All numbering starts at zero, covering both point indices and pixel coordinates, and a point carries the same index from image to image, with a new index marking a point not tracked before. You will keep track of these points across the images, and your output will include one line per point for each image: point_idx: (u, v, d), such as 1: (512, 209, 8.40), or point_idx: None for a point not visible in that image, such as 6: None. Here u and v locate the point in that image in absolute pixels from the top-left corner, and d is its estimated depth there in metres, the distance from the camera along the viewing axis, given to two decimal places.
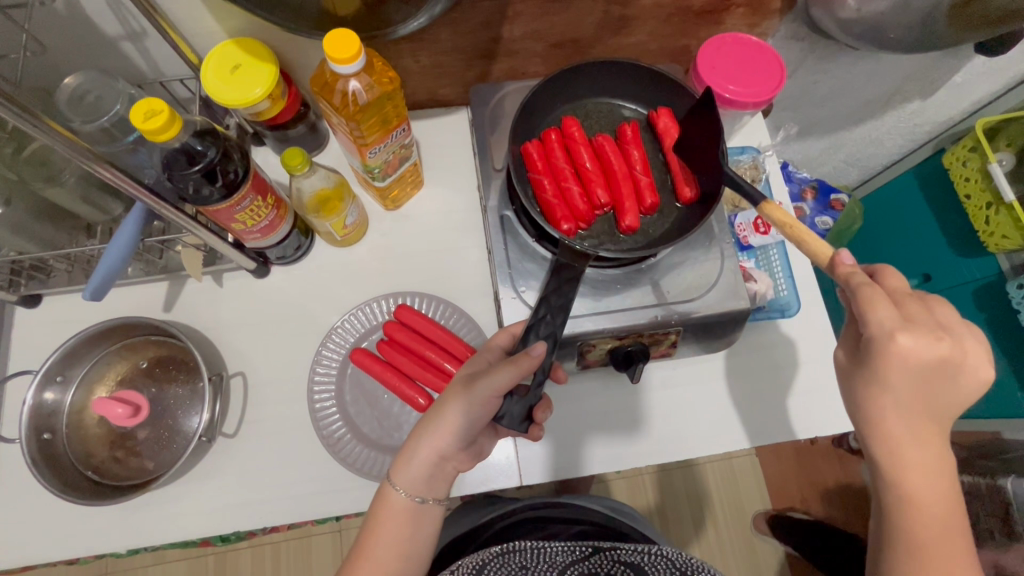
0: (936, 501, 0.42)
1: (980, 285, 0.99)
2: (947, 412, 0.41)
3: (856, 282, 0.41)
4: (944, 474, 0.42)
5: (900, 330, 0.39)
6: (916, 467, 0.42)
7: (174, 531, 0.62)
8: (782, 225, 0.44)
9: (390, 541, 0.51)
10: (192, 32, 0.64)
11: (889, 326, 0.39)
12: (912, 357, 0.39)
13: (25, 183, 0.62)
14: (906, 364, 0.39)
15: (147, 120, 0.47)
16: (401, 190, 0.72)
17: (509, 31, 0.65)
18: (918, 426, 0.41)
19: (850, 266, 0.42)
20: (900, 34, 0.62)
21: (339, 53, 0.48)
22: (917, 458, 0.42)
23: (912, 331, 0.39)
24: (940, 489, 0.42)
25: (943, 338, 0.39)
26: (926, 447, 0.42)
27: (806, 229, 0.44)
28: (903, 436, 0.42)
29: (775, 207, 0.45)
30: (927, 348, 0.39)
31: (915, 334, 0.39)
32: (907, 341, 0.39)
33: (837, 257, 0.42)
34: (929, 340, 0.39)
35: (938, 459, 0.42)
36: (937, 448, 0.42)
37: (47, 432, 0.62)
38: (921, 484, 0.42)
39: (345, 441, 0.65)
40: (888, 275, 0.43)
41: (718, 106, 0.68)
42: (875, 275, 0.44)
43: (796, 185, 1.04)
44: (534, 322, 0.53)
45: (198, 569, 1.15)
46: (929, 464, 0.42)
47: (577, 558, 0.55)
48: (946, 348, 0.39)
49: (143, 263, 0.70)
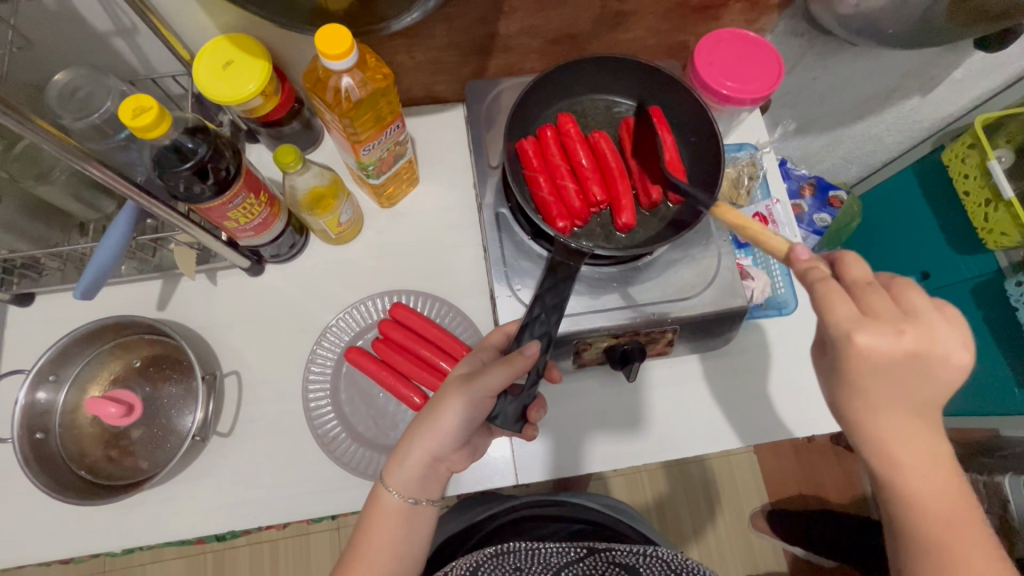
0: (937, 492, 0.42)
1: (978, 281, 0.99)
2: (929, 404, 0.40)
3: (811, 277, 0.41)
4: (940, 465, 0.41)
5: (858, 330, 0.38)
6: (908, 464, 0.41)
7: (169, 530, 0.62)
8: (736, 226, 0.46)
9: (385, 543, 0.50)
10: (184, 28, 0.63)
11: (845, 327, 0.38)
12: (874, 356, 0.38)
13: (15, 180, 0.61)
14: (870, 364, 0.38)
15: (136, 117, 0.47)
16: (396, 187, 0.72)
17: (505, 27, 0.64)
18: (905, 425, 0.41)
19: (806, 261, 0.42)
20: (899, 30, 0.61)
21: (331, 49, 0.48)
22: (909, 457, 0.41)
23: (871, 329, 0.38)
24: (938, 481, 0.42)
25: (906, 331, 0.38)
26: (916, 445, 0.41)
27: (761, 228, 0.45)
28: (892, 438, 0.41)
29: (729, 209, 0.47)
30: (887, 344, 0.38)
31: (873, 332, 0.38)
32: (866, 340, 0.38)
33: (793, 250, 0.43)
34: (891, 336, 0.38)
35: (931, 453, 0.41)
36: (928, 443, 0.41)
37: (40, 432, 0.62)
38: (917, 479, 0.41)
39: (340, 441, 0.64)
40: (850, 265, 0.41)
41: (716, 103, 0.68)
42: (836, 263, 0.43)
43: (794, 181, 1.04)
44: (528, 322, 0.52)
45: (196, 567, 1.15)
46: (922, 461, 0.41)
47: (571, 559, 0.54)
48: (913, 341, 0.38)
49: (136, 261, 0.70)
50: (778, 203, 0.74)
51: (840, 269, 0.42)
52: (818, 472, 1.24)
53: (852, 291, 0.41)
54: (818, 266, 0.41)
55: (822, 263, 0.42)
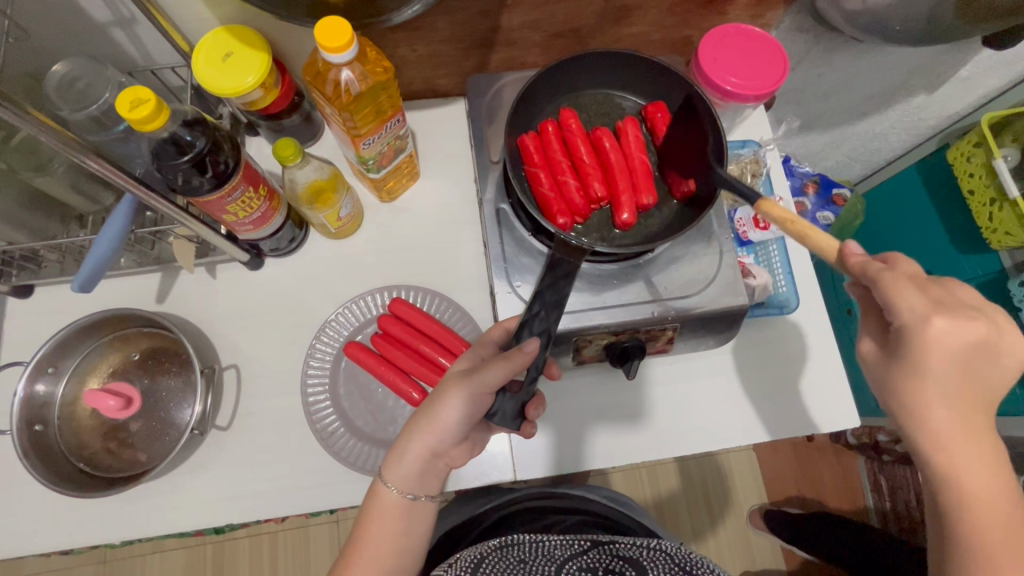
0: (998, 494, 0.39)
1: (982, 281, 0.98)
2: (989, 399, 0.40)
3: (872, 270, 0.40)
4: (997, 466, 0.40)
5: (934, 312, 0.38)
6: (969, 458, 0.39)
7: (168, 522, 0.62)
8: (783, 222, 0.43)
9: (384, 538, 0.50)
10: (183, 19, 0.63)
11: (922, 310, 0.38)
12: (948, 339, 0.37)
13: (13, 171, 0.61)
14: (945, 349, 0.37)
15: (133, 109, 0.46)
16: (397, 181, 0.71)
17: (508, 20, 0.64)
18: (967, 420, 0.39)
19: (860, 257, 0.41)
20: (906, 26, 0.61)
21: (330, 42, 0.47)
22: (969, 451, 0.39)
23: (946, 314, 0.37)
24: (996, 484, 0.40)
25: (977, 318, 0.38)
26: (974, 437, 0.39)
27: (807, 224, 0.42)
28: (954, 432, 0.39)
29: (773, 204, 0.43)
30: (965, 330, 0.37)
31: (950, 317, 0.37)
32: (943, 324, 0.37)
33: (845, 248, 0.41)
34: (966, 321, 0.37)
35: (990, 451, 0.40)
36: (987, 439, 0.40)
37: (39, 423, 0.62)
38: (979, 478, 0.39)
39: (338, 435, 0.64)
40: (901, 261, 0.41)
41: (720, 99, 0.67)
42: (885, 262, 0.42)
43: (797, 179, 1.02)
44: (527, 319, 0.52)
45: (197, 557, 1.16)
46: (981, 458, 0.40)
47: (576, 551, 0.54)
48: (983, 329, 0.38)
49: (135, 254, 0.69)
50: (780, 200, 0.73)
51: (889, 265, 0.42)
52: (816, 470, 1.24)
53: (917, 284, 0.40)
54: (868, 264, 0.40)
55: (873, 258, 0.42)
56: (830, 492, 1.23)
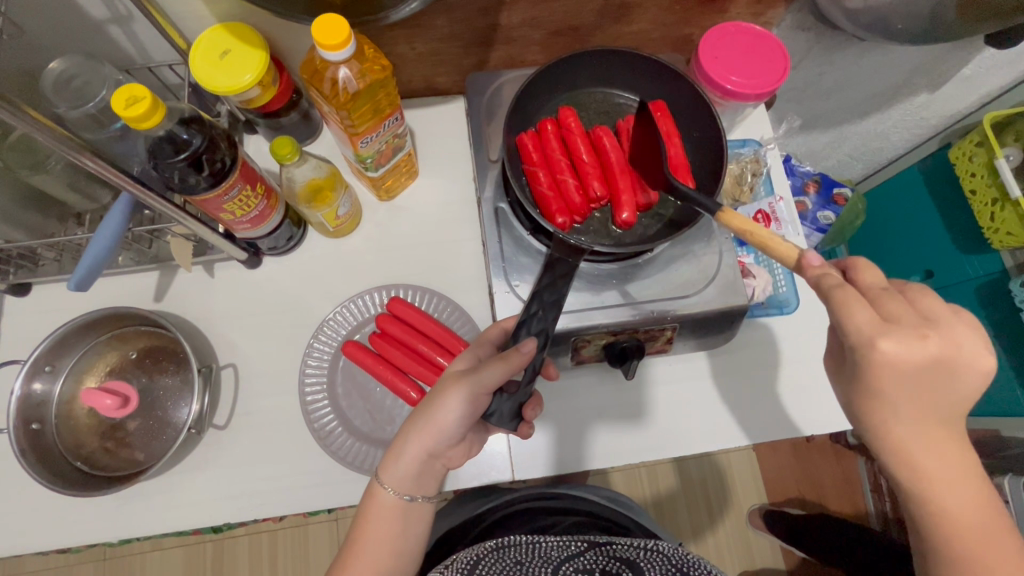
0: (970, 504, 0.39)
1: (984, 281, 0.98)
2: (954, 413, 0.39)
3: (827, 284, 0.38)
4: (967, 478, 0.39)
5: (881, 335, 0.36)
6: (936, 474, 0.39)
7: (165, 521, 0.62)
8: (742, 232, 0.42)
9: (381, 540, 0.50)
10: (181, 16, 0.62)
11: (868, 332, 0.36)
12: (899, 362, 0.36)
13: (10, 169, 0.61)
14: (895, 372, 0.36)
15: (129, 108, 0.46)
16: (396, 180, 0.71)
17: (507, 18, 0.63)
18: (931, 436, 0.39)
19: (818, 267, 0.40)
20: (907, 25, 0.60)
21: (328, 40, 0.47)
22: (936, 466, 0.39)
23: (894, 334, 0.36)
24: (967, 494, 0.39)
25: (929, 335, 0.36)
26: (940, 452, 0.39)
27: (768, 233, 0.41)
28: (918, 448, 0.39)
29: (734, 215, 0.43)
30: (915, 350, 0.36)
31: (897, 338, 0.36)
32: (890, 347, 0.36)
33: (804, 257, 0.40)
34: (915, 341, 0.36)
35: (959, 464, 0.39)
36: (954, 453, 0.39)
37: (36, 422, 0.62)
38: (947, 491, 0.39)
39: (336, 435, 0.64)
40: (861, 272, 0.40)
41: (721, 98, 0.67)
42: (848, 270, 0.41)
43: (798, 178, 1.03)
44: (524, 319, 0.52)
45: (196, 556, 1.16)
46: (950, 473, 0.39)
47: (571, 553, 0.54)
48: (936, 346, 0.36)
49: (133, 252, 0.69)
50: (780, 200, 0.72)
51: (854, 274, 0.40)
52: (816, 470, 1.24)
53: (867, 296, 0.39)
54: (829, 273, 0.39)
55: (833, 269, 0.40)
56: (830, 491, 1.23)
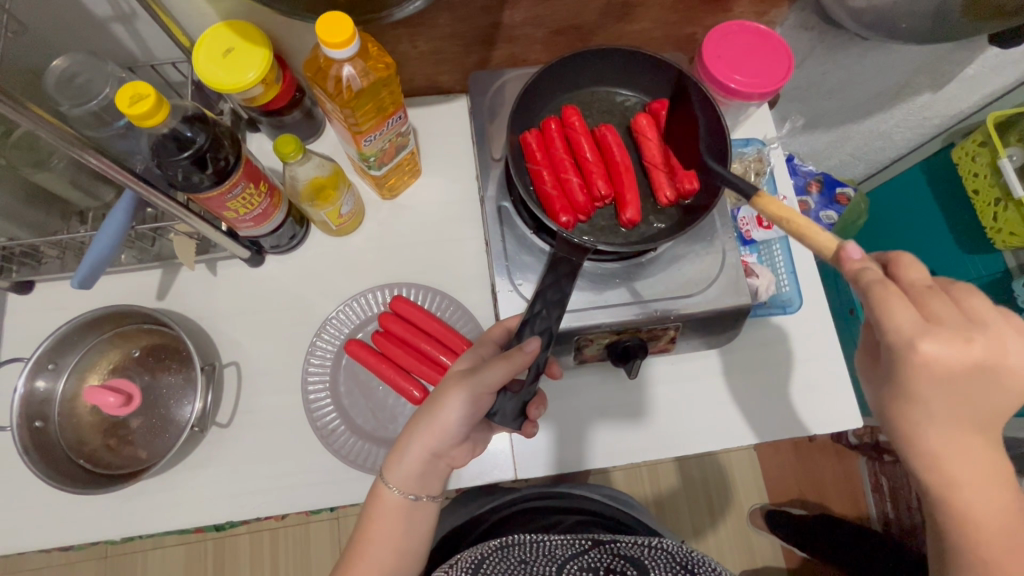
0: (997, 509, 0.39)
1: (985, 281, 0.98)
2: (992, 418, 0.38)
3: (861, 276, 0.38)
4: (996, 485, 0.39)
5: (922, 336, 0.36)
6: (966, 479, 0.39)
7: (168, 519, 0.62)
8: (778, 219, 0.42)
9: (386, 539, 0.50)
10: (183, 14, 0.62)
11: (908, 333, 0.36)
12: (938, 364, 0.36)
13: (13, 167, 0.61)
14: (934, 374, 0.36)
15: (133, 105, 0.46)
16: (399, 178, 0.71)
17: (510, 16, 0.63)
18: (965, 439, 0.38)
19: (858, 262, 0.39)
20: (912, 24, 0.60)
21: (332, 38, 0.47)
22: (967, 471, 0.39)
23: (937, 335, 0.36)
24: (995, 499, 0.39)
25: (974, 339, 0.36)
26: (973, 458, 0.39)
27: (808, 222, 0.41)
28: (949, 450, 0.39)
29: (772, 200, 0.42)
30: (956, 353, 0.36)
31: (940, 340, 0.35)
32: (932, 348, 0.36)
33: (844, 249, 0.39)
34: (958, 344, 0.36)
35: (989, 469, 0.39)
36: (987, 459, 0.39)
37: (39, 420, 0.62)
38: (974, 494, 0.39)
39: (339, 433, 0.64)
40: (905, 269, 0.39)
41: (724, 97, 0.67)
42: (891, 264, 0.40)
43: (801, 178, 1.02)
44: (528, 317, 0.52)
45: (197, 553, 1.16)
46: (982, 478, 0.39)
47: (577, 551, 0.54)
48: (980, 350, 0.36)
49: (136, 250, 0.69)
50: (783, 199, 0.72)
51: (896, 270, 0.40)
52: (817, 470, 1.24)
53: (909, 293, 0.39)
54: (871, 267, 0.38)
55: (874, 263, 0.39)
56: (831, 490, 1.23)
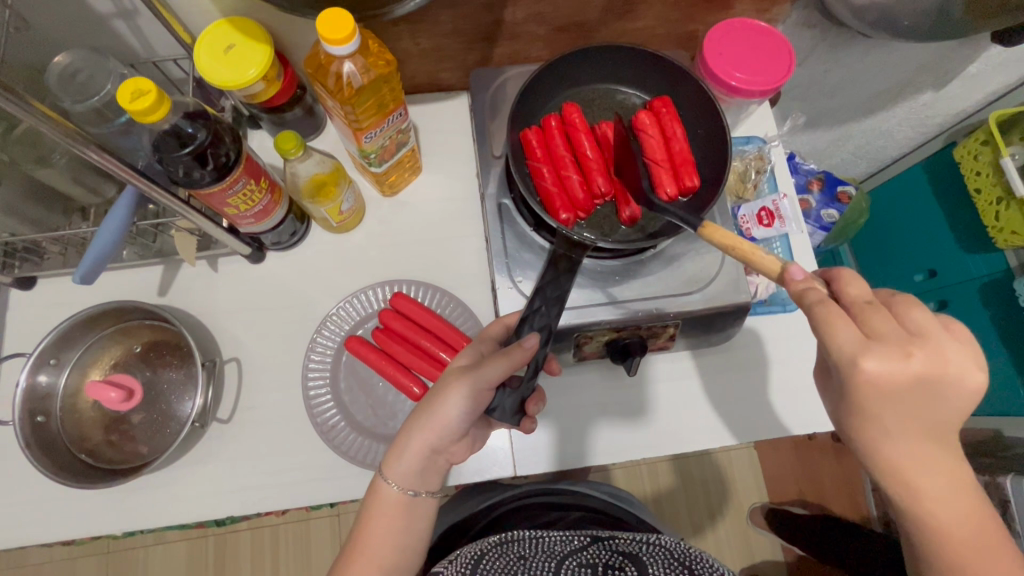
0: (962, 519, 0.38)
1: (987, 281, 0.98)
2: (944, 427, 0.38)
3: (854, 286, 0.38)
4: (961, 495, 0.38)
5: (864, 354, 0.36)
6: (930, 492, 0.38)
7: (169, 514, 0.62)
8: (725, 247, 0.43)
9: (386, 534, 0.50)
10: (186, 10, 0.62)
11: (849, 351, 0.36)
12: (883, 380, 0.36)
13: (16, 164, 0.61)
14: (881, 390, 0.36)
15: (134, 101, 0.46)
16: (399, 176, 0.71)
17: (511, 13, 0.63)
18: (922, 450, 0.38)
19: (801, 281, 0.40)
20: (914, 22, 0.60)
21: (332, 34, 0.47)
22: (930, 484, 0.38)
23: (877, 351, 0.36)
24: (959, 507, 0.38)
25: (914, 353, 0.36)
26: (934, 471, 0.38)
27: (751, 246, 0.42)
28: (908, 464, 0.38)
29: (717, 228, 0.44)
30: (897, 368, 0.36)
31: (882, 356, 0.35)
32: (875, 365, 0.36)
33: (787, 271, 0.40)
34: (898, 359, 0.36)
35: (953, 481, 0.38)
36: (948, 471, 0.38)
37: (41, 415, 0.62)
38: (939, 504, 0.38)
39: (339, 430, 0.64)
40: (846, 285, 0.40)
41: (726, 94, 0.67)
42: (833, 281, 0.41)
43: (802, 176, 1.01)
44: (528, 314, 0.52)
45: (198, 549, 1.17)
46: (945, 490, 0.38)
47: (574, 547, 0.54)
48: (922, 363, 0.36)
49: (138, 247, 0.70)
50: (784, 197, 0.71)
51: (837, 287, 0.40)
52: (817, 469, 1.25)
53: (851, 311, 0.39)
54: (815, 286, 0.39)
55: (818, 282, 0.40)
56: (832, 489, 1.23)
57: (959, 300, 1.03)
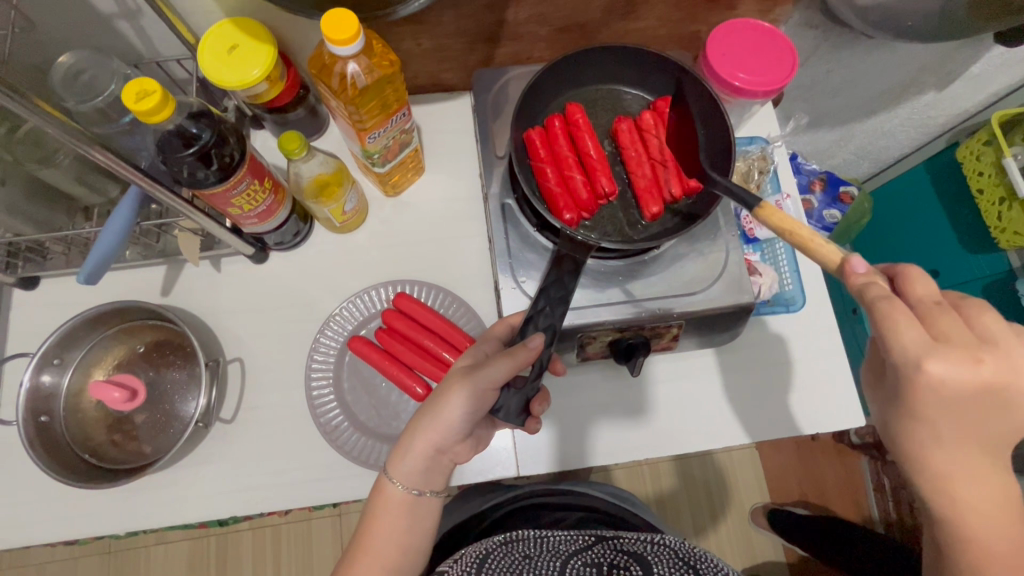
0: (1002, 531, 0.38)
1: (990, 281, 0.98)
2: (999, 439, 0.38)
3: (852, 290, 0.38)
4: (1005, 507, 0.38)
5: (929, 356, 0.35)
6: (975, 502, 0.38)
7: (172, 514, 0.62)
8: (782, 231, 0.42)
9: (390, 534, 0.50)
10: (188, 10, 0.62)
11: (914, 352, 0.36)
12: (946, 385, 0.35)
13: (19, 163, 0.61)
14: (943, 395, 0.36)
15: (139, 101, 0.46)
16: (402, 176, 0.71)
17: (514, 14, 0.63)
18: (972, 459, 0.38)
19: (864, 275, 0.39)
20: (918, 23, 0.60)
21: (336, 34, 0.47)
22: (975, 493, 0.38)
23: (945, 356, 0.35)
24: (1002, 520, 0.38)
25: (983, 359, 0.35)
26: (983, 481, 0.38)
27: (812, 232, 0.41)
28: (956, 472, 0.38)
29: (775, 211, 0.43)
30: (964, 374, 0.35)
31: (949, 360, 0.35)
32: (939, 368, 0.35)
33: (847, 261, 0.39)
34: (968, 364, 0.35)
35: (998, 492, 0.38)
36: (996, 484, 0.38)
37: (44, 415, 0.62)
38: (981, 516, 0.38)
39: (342, 430, 0.64)
40: (912, 282, 0.39)
41: (728, 95, 0.67)
42: (898, 279, 0.39)
43: (806, 177, 1.03)
44: (532, 314, 0.52)
45: (200, 549, 1.17)
46: (989, 502, 0.38)
47: (580, 546, 0.54)
48: (990, 371, 0.35)
49: (140, 247, 0.69)
50: (788, 198, 0.72)
51: (903, 284, 0.39)
52: (818, 470, 1.24)
53: (916, 310, 0.38)
54: (876, 282, 0.38)
55: (880, 277, 0.39)
56: (835, 492, 1.23)
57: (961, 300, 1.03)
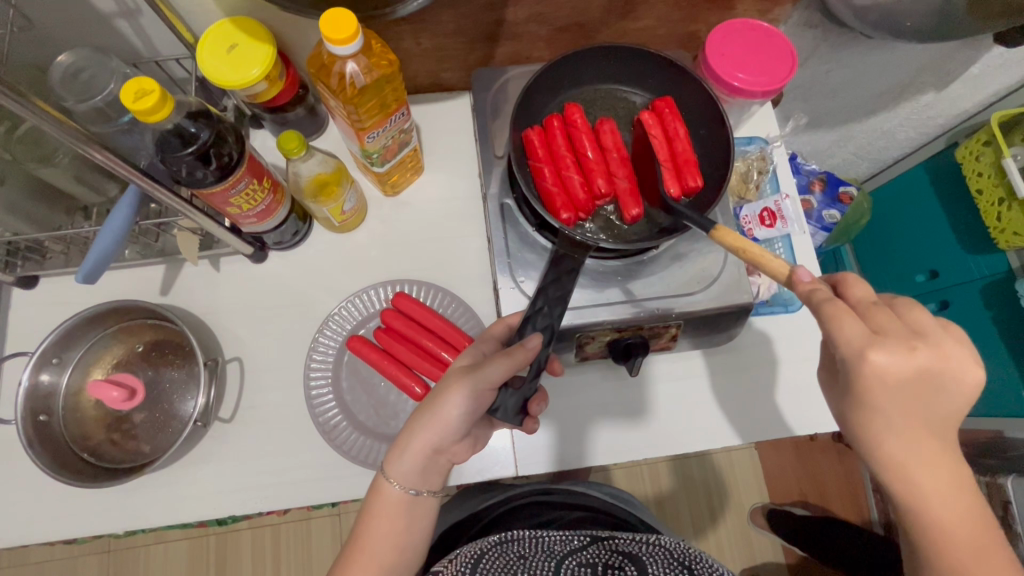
0: (959, 517, 0.39)
1: (988, 282, 0.98)
2: (948, 425, 0.38)
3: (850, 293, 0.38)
4: (961, 492, 0.39)
5: (871, 347, 0.36)
6: (929, 489, 0.38)
7: (170, 513, 0.62)
8: (735, 249, 0.44)
9: (386, 533, 0.50)
10: (188, 10, 0.62)
11: (856, 345, 0.36)
12: (886, 373, 0.36)
13: (18, 163, 0.61)
14: (886, 386, 0.36)
15: (138, 101, 0.46)
16: (401, 176, 0.71)
17: (513, 14, 0.63)
18: (927, 447, 0.38)
19: (809, 283, 0.40)
20: (917, 23, 0.60)
21: (335, 34, 0.47)
22: (930, 480, 0.38)
23: (883, 346, 0.36)
24: (960, 508, 0.39)
25: (918, 348, 0.36)
26: (935, 467, 0.38)
27: (760, 249, 0.42)
28: (907, 460, 0.38)
29: (728, 232, 0.45)
30: (902, 362, 0.36)
31: (888, 351, 0.36)
32: (881, 359, 0.36)
33: (794, 273, 0.40)
34: (905, 353, 0.36)
35: (952, 477, 0.38)
36: (949, 469, 0.38)
37: (44, 414, 0.62)
38: (938, 505, 0.39)
39: (341, 429, 0.64)
40: (851, 285, 0.40)
41: (727, 95, 0.67)
42: (838, 284, 0.41)
43: (805, 177, 1.02)
44: (530, 314, 0.52)
45: (199, 548, 1.17)
46: (944, 487, 0.38)
47: (574, 547, 0.54)
48: (926, 358, 0.36)
49: (139, 245, 0.70)
50: (786, 198, 0.71)
51: (841, 289, 0.41)
52: (818, 471, 1.24)
53: (857, 310, 0.39)
54: (821, 288, 0.40)
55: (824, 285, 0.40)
56: (835, 493, 1.23)
57: (960, 301, 1.03)
